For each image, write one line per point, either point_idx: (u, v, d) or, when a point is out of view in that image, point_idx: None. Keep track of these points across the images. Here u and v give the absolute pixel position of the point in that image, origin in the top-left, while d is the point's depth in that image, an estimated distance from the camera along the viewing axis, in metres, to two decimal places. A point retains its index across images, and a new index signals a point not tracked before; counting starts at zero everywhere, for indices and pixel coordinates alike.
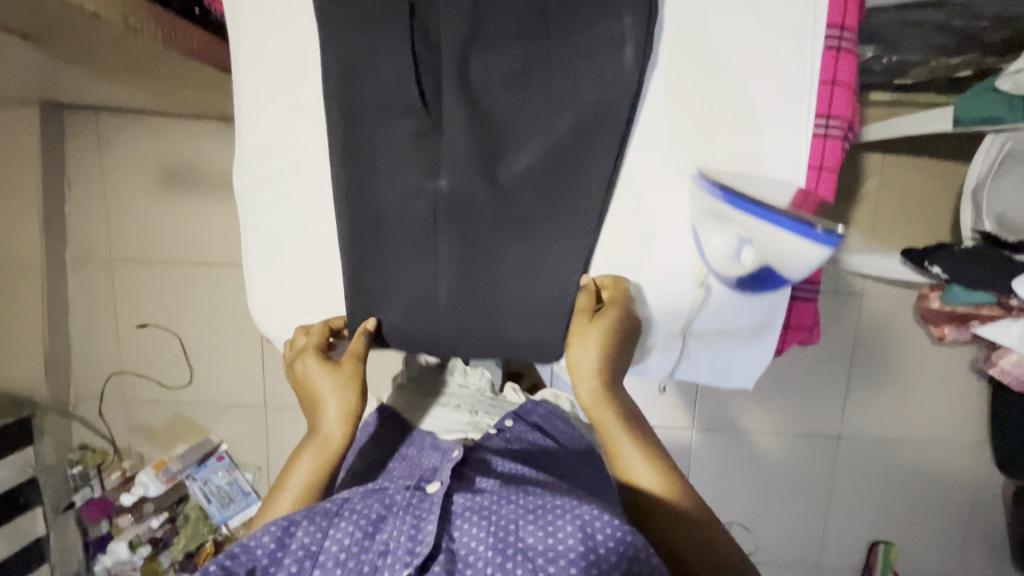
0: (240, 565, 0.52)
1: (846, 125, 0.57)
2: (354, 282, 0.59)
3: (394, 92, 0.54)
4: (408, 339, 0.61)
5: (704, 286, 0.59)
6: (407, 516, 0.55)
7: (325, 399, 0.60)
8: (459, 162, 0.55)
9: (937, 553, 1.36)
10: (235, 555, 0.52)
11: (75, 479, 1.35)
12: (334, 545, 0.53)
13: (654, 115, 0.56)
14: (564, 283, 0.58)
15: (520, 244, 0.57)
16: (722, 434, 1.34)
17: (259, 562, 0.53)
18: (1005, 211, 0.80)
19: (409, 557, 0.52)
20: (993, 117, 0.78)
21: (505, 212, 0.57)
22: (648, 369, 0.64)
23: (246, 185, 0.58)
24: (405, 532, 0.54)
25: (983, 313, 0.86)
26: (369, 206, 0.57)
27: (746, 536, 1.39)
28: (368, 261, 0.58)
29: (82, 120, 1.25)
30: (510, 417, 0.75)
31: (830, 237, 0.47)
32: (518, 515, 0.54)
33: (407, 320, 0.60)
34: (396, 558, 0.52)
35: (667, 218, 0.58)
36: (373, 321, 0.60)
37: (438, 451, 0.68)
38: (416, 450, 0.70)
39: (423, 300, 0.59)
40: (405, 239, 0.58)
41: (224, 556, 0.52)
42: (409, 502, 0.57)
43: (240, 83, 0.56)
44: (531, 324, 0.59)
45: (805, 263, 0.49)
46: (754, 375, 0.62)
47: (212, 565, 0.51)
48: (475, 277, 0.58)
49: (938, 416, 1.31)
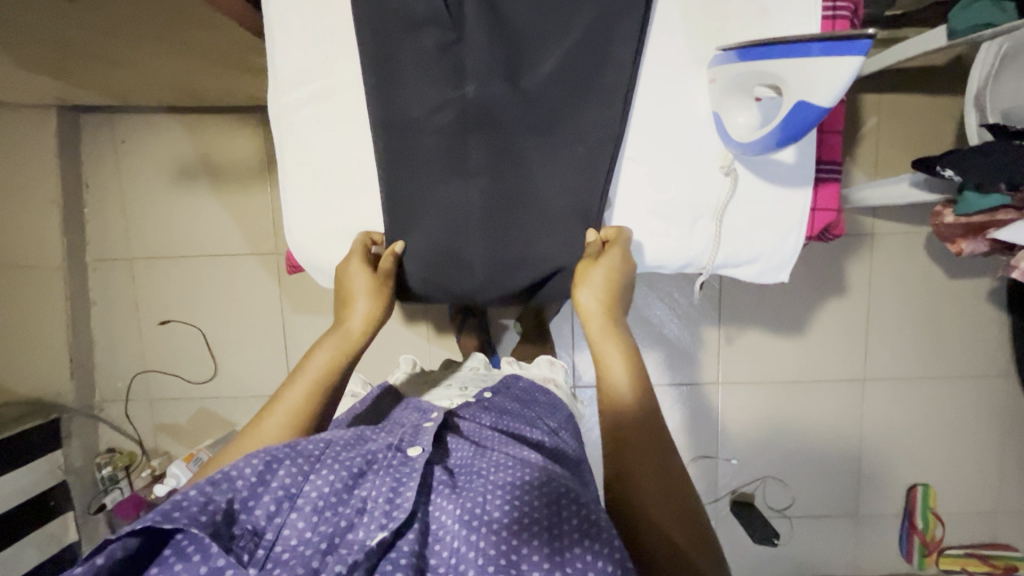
0: (218, 494, 0.51)
1: (852, 6, 0.62)
2: (395, 189, 0.65)
3: (422, 6, 0.60)
4: (444, 245, 0.66)
5: (731, 171, 0.63)
6: (387, 478, 0.56)
7: (357, 300, 0.64)
8: (482, 69, 0.61)
9: (975, 489, 1.35)
10: (216, 483, 0.51)
11: (104, 481, 1.33)
12: (313, 491, 0.53)
13: (667, 13, 0.62)
14: (594, 177, 0.64)
15: (544, 145, 0.64)
16: (749, 386, 1.33)
17: (238, 494, 0.52)
18: (1010, 107, 0.83)
19: (385, 521, 0.52)
20: (988, 20, 0.80)
21: (532, 115, 0.63)
22: (689, 259, 0.68)
23: (280, 112, 0.66)
24: (383, 494, 0.55)
25: (998, 218, 0.88)
26: (404, 117, 0.63)
27: (783, 491, 1.36)
28: (409, 170, 0.65)
29: (99, 121, 1.29)
30: (489, 389, 0.80)
31: (858, 44, 0.48)
32: (489, 489, 0.55)
33: (443, 225, 0.66)
34: (371, 520, 0.53)
35: (687, 109, 0.64)
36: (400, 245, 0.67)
37: (420, 410, 0.71)
38: (402, 411, 0.72)
39: (459, 204, 0.65)
40: (438, 145, 0.64)
41: (206, 482, 0.51)
42: (389, 464, 0.58)
43: (283, 19, 0.63)
44: (555, 221, 0.65)
45: (837, 81, 0.50)
46: (791, 254, 0.66)
47: (192, 489, 0.50)
48: (502, 179, 0.64)
49: (961, 349, 1.31)
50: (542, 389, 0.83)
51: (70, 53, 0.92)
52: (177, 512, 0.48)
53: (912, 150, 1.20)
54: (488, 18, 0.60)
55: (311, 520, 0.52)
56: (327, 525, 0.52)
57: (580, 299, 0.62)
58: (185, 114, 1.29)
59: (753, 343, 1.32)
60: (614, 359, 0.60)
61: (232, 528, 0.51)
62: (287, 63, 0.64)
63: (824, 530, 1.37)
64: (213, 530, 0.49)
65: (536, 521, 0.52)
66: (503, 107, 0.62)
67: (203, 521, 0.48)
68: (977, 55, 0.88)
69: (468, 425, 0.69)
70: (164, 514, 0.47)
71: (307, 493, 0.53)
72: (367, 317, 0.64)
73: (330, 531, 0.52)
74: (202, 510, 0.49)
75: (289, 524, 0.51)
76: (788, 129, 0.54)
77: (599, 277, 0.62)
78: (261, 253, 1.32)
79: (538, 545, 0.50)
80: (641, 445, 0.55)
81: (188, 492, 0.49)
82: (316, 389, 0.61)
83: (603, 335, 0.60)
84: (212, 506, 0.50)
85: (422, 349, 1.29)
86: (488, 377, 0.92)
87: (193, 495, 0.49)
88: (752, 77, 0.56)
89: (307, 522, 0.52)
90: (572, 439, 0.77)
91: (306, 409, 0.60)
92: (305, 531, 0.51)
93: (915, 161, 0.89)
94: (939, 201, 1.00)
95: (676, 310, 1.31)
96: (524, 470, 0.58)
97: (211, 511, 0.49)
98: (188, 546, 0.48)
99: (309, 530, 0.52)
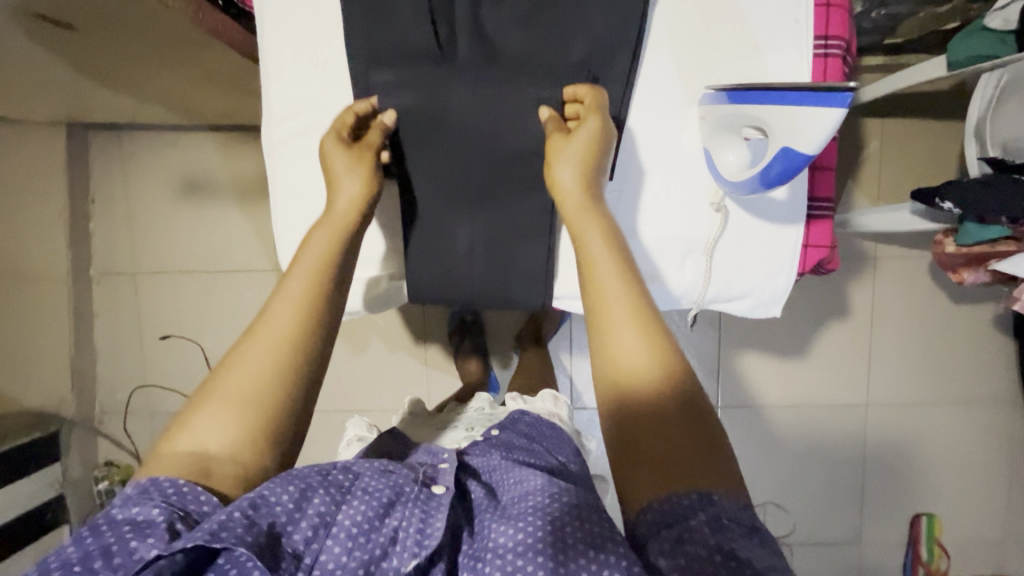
0: (259, 517, 0.45)
1: (845, 43, 0.63)
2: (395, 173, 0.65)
3: (413, 37, 0.61)
4: (429, 262, 0.68)
5: (721, 209, 0.64)
6: (417, 509, 0.51)
7: (338, 182, 0.58)
8: (469, 123, 0.63)
9: (979, 519, 1.32)
10: (256, 505, 0.45)
11: (101, 494, 1.34)
12: (347, 519, 0.47)
13: (658, 46, 0.63)
14: None
15: (523, 186, 0.65)
16: (749, 410, 1.31)
17: (278, 518, 0.45)
18: (1009, 140, 0.82)
19: (419, 549, 0.48)
20: (990, 53, 0.80)
21: (519, 170, 0.65)
22: (674, 294, 0.67)
23: (273, 143, 0.68)
24: (414, 523, 0.49)
25: (999, 249, 0.87)
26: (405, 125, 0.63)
27: (782, 517, 1.33)
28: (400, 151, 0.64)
29: (106, 137, 1.31)
30: (497, 426, 0.78)
31: (839, 96, 0.48)
32: (513, 522, 0.49)
33: (432, 239, 0.67)
34: (404, 548, 0.48)
35: (677, 144, 0.65)
36: (389, 116, 0.62)
37: (431, 454, 0.66)
38: (412, 456, 0.65)
39: (446, 211, 0.66)
40: (429, 150, 0.64)
41: (246, 504, 0.44)
42: (417, 496, 0.52)
43: (283, 49, 0.65)
44: (535, 239, 0.67)
45: (821, 131, 0.50)
46: (783, 289, 0.66)
47: (235, 510, 0.43)
48: (489, 234, 0.67)
49: (965, 374, 1.29)
50: (549, 423, 0.81)
51: (75, 72, 0.93)
52: (225, 531, 0.42)
53: (914, 175, 1.20)
54: (477, 67, 0.62)
55: (347, 545, 0.46)
56: (363, 551, 0.46)
57: (557, 177, 0.55)
58: (190, 131, 1.30)
59: (754, 365, 1.30)
60: (591, 239, 0.51)
61: (274, 552, 0.44)
62: (283, 95, 0.66)
63: (824, 558, 1.34)
64: (259, 551, 0.43)
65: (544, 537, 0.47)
66: (489, 158, 0.64)
67: (248, 542, 0.42)
68: (977, 85, 0.87)
69: (481, 462, 0.64)
70: (213, 534, 0.41)
71: (342, 521, 0.47)
72: (357, 196, 0.57)
73: (366, 558, 0.46)
74: (247, 531, 0.43)
75: (326, 551, 0.45)
76: (778, 174, 0.54)
77: (577, 151, 0.55)
78: (261, 268, 1.33)
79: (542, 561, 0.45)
80: (617, 327, 0.48)
81: (232, 512, 0.43)
82: (315, 289, 0.53)
83: (580, 218, 0.53)
84: (257, 528, 0.43)
85: (420, 369, 1.29)
86: (494, 416, 0.91)
87: (238, 515, 0.43)
88: (741, 118, 0.56)
89: (343, 546, 0.46)
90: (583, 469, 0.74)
91: (295, 346, 0.51)
92: (342, 555, 0.46)
93: (914, 193, 0.88)
94: (939, 229, 0.98)
95: (675, 333, 1.30)
96: (564, 499, 0.50)
97: (255, 532, 0.43)
98: (231, 567, 0.42)
99: (345, 555, 0.46)
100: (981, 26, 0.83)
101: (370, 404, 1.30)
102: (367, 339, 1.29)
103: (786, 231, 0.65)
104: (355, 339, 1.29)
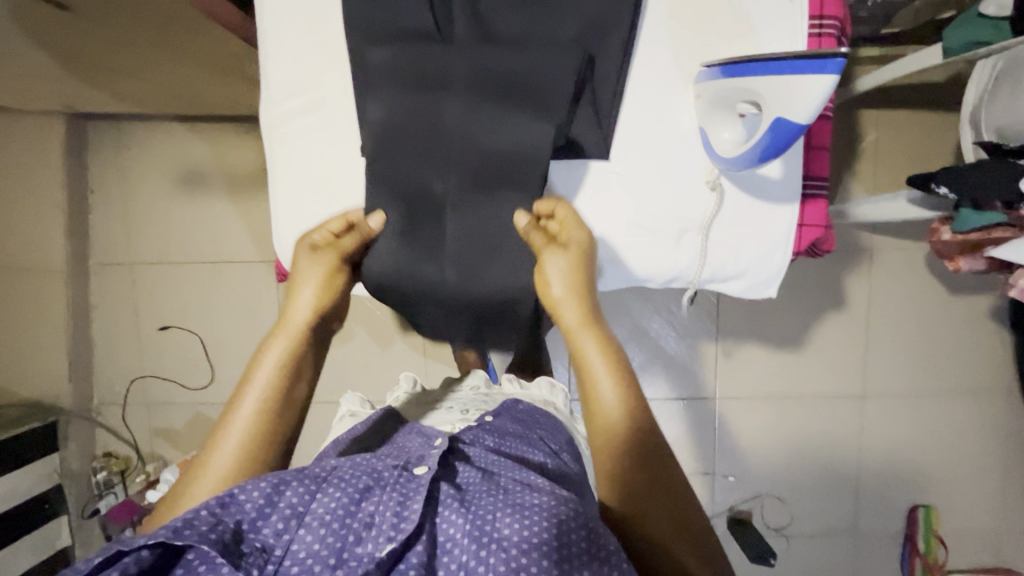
0: (228, 514, 0.49)
1: (839, 22, 0.63)
2: (390, 151, 0.64)
3: (408, 20, 0.62)
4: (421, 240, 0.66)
5: (717, 187, 0.65)
6: (394, 493, 0.54)
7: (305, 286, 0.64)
8: (463, 105, 0.63)
9: (976, 510, 1.32)
10: (224, 505, 0.49)
11: (99, 485, 1.34)
12: (320, 507, 0.51)
13: (654, 25, 0.64)
14: (570, 180, 0.67)
15: (520, 164, 0.63)
16: (746, 401, 1.32)
17: (246, 515, 0.49)
18: (1003, 124, 0.83)
19: (394, 533, 0.50)
20: (983, 40, 0.81)
21: (512, 156, 0.64)
22: (670, 272, 0.68)
23: (272, 123, 0.69)
24: (391, 508, 0.52)
25: (995, 235, 0.87)
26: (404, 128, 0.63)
27: (780, 508, 1.33)
28: (397, 123, 0.63)
29: (104, 128, 1.31)
30: (491, 413, 0.78)
31: (834, 60, 0.48)
32: (497, 508, 0.52)
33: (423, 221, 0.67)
34: (379, 533, 0.50)
35: (674, 123, 0.65)
36: (378, 216, 0.65)
37: (424, 435, 0.67)
38: (404, 436, 0.69)
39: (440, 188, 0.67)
40: (423, 144, 0.64)
41: (214, 503, 0.49)
42: (396, 480, 0.55)
43: (281, 32, 0.66)
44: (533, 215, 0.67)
45: (815, 97, 0.50)
46: (777, 269, 0.67)
47: (202, 509, 0.48)
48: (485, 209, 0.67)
49: (962, 366, 1.29)
50: (543, 411, 0.82)
51: (72, 62, 0.94)
52: (188, 530, 0.46)
53: (910, 166, 1.20)
54: (470, 45, 0.63)
55: (319, 533, 0.49)
56: (335, 538, 0.49)
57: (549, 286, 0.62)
58: (189, 123, 1.31)
59: (752, 357, 1.31)
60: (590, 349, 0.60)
61: (240, 547, 0.48)
62: (280, 76, 0.67)
63: (822, 549, 1.34)
64: (222, 548, 0.46)
65: (545, 539, 0.49)
66: (484, 133, 0.63)
67: (212, 539, 0.46)
68: (973, 73, 0.88)
69: (474, 450, 0.65)
70: (174, 532, 0.45)
71: (316, 510, 0.50)
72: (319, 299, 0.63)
73: (337, 545, 0.49)
74: (212, 529, 0.46)
75: (298, 540, 0.49)
76: (770, 144, 0.54)
77: (568, 265, 0.62)
78: (259, 259, 1.33)
79: (545, 565, 0.47)
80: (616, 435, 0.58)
81: (199, 511, 0.47)
82: (274, 392, 0.59)
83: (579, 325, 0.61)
84: (221, 526, 0.47)
85: (418, 360, 1.29)
86: (488, 398, 0.91)
87: (204, 513, 0.47)
88: (735, 92, 0.57)
89: (315, 534, 0.49)
90: (573, 461, 0.76)
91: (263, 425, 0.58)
92: (314, 543, 0.49)
93: (910, 178, 0.89)
94: (935, 217, 0.99)
95: (672, 324, 1.30)
96: (535, 493, 0.54)
97: (221, 530, 0.47)
98: (197, 563, 0.45)
99: (317, 543, 0.49)
100: (976, 13, 0.82)
101: (368, 395, 1.30)
102: (366, 331, 1.29)
103: (779, 216, 0.66)
104: (350, 331, 1.29)
